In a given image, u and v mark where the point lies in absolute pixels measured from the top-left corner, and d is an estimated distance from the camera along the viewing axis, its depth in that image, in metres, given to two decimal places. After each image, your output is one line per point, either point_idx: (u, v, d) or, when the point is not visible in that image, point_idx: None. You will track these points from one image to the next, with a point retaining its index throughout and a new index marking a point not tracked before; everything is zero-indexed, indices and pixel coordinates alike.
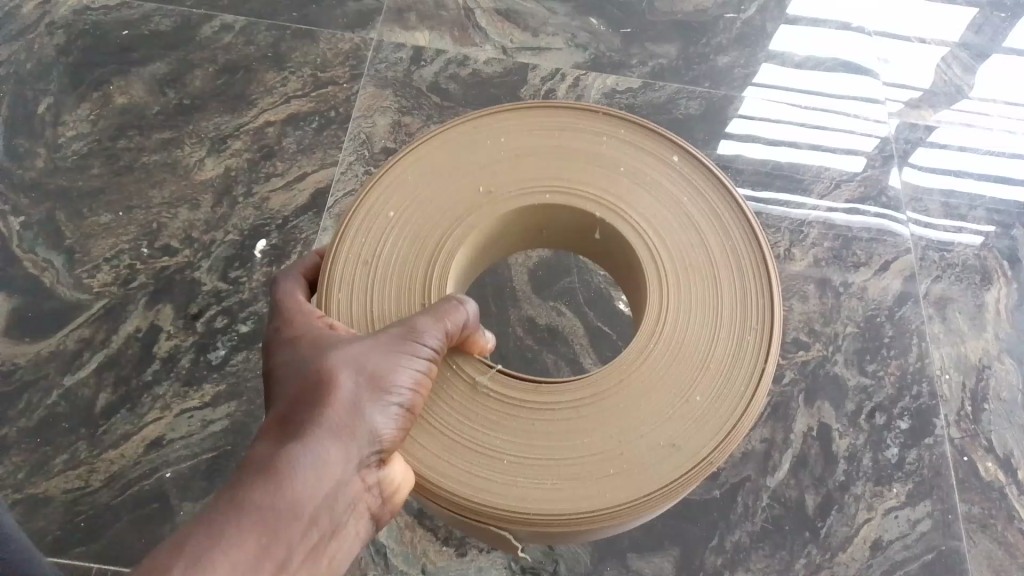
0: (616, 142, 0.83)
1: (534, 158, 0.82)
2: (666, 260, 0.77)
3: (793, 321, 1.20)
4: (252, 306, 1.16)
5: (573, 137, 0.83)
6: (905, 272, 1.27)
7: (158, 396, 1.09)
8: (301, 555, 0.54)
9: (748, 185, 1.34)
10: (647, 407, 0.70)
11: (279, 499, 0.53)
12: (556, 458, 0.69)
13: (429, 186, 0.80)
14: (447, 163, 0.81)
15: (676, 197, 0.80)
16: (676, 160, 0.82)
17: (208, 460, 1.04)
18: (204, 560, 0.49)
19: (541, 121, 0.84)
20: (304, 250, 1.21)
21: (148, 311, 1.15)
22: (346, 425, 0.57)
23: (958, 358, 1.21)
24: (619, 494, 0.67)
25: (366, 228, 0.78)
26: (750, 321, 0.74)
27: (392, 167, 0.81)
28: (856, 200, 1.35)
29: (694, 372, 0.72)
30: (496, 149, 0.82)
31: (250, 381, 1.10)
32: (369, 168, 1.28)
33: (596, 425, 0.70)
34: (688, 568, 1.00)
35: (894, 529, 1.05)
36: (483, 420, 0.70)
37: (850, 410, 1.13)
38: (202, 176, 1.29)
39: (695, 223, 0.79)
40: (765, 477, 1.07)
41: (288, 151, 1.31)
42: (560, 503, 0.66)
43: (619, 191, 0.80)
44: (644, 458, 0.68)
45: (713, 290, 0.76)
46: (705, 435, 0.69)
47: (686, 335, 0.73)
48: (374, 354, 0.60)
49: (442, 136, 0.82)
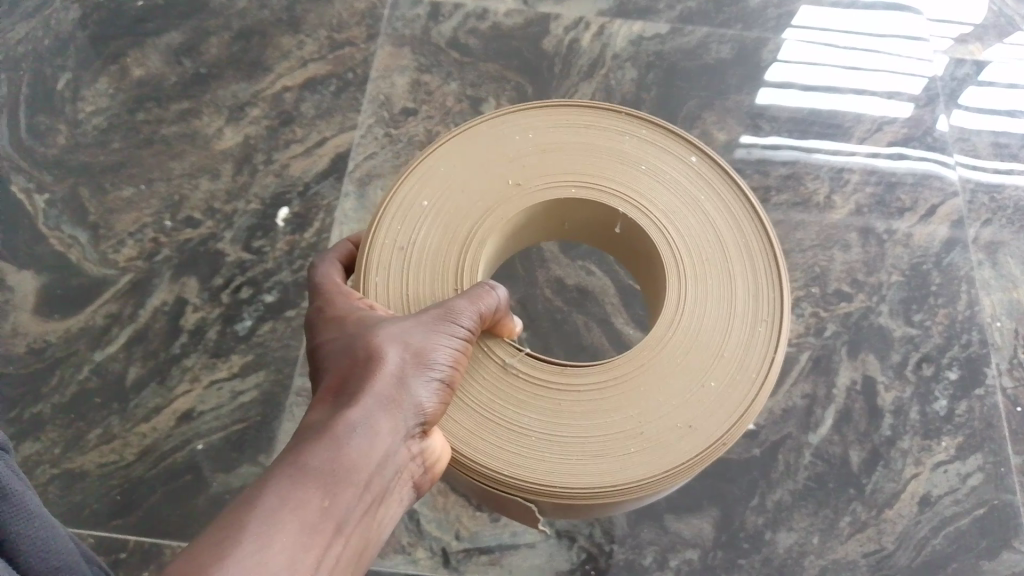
0: (638, 141, 0.78)
1: (559, 152, 0.77)
2: (683, 247, 0.73)
3: (835, 271, 1.15)
4: (276, 275, 1.14)
5: (596, 133, 0.78)
6: (952, 217, 1.21)
7: (187, 368, 1.09)
8: (359, 516, 0.55)
9: (784, 132, 1.28)
10: (665, 391, 0.67)
11: (336, 463, 0.54)
12: (580, 437, 0.66)
13: (461, 178, 0.76)
14: (477, 157, 0.77)
15: (693, 193, 0.76)
16: (693, 160, 0.77)
17: (238, 430, 1.04)
18: (274, 518, 0.50)
19: (567, 115, 0.79)
20: (326, 217, 1.19)
21: (173, 285, 1.15)
22: (392, 398, 0.57)
23: (1010, 305, 1.15)
24: (639, 472, 0.65)
25: (401, 218, 0.74)
26: (763, 312, 0.71)
27: (426, 156, 0.77)
28: (899, 143, 1.28)
29: (710, 358, 0.69)
30: (522, 143, 0.77)
31: (277, 351, 1.09)
32: (389, 130, 1.26)
33: (617, 406, 0.67)
34: (728, 529, 0.97)
35: (943, 484, 1.01)
36: (514, 399, 0.67)
37: (895, 361, 1.09)
38: (222, 146, 1.28)
39: (710, 217, 0.75)
40: (807, 433, 1.03)
41: (307, 117, 1.29)
42: (583, 478, 0.64)
43: (640, 188, 0.76)
44: (660, 439, 0.66)
45: (728, 279, 0.72)
46: (718, 419, 0.66)
47: (703, 321, 0.70)
48: (416, 331, 0.60)
49: (473, 127, 0.78)
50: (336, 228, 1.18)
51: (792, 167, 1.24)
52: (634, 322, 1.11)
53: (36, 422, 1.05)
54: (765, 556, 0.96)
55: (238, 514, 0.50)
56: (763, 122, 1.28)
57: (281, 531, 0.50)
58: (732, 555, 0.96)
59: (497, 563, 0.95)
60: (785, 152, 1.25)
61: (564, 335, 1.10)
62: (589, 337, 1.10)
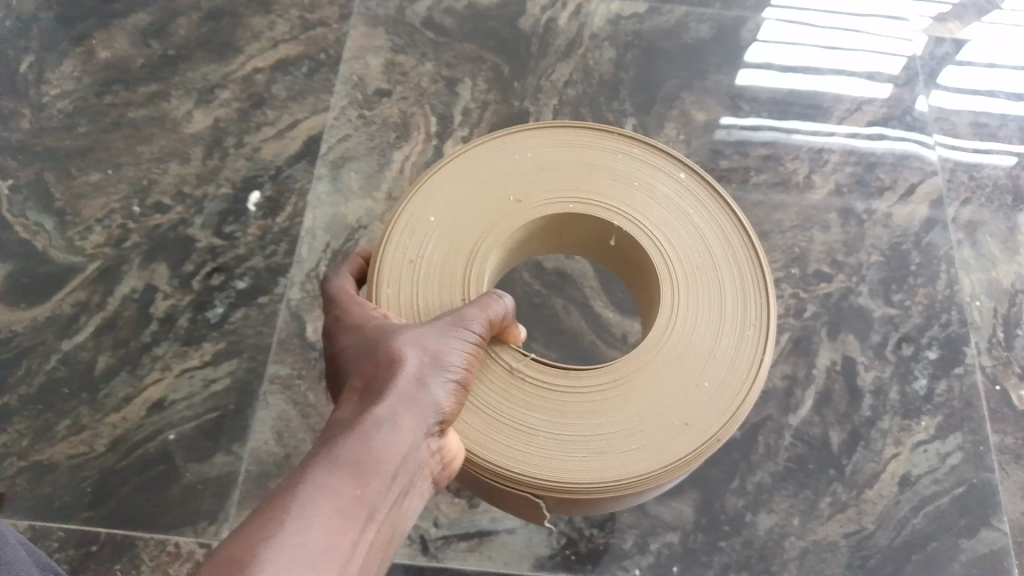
0: (630, 160, 0.82)
1: (557, 172, 0.81)
2: (675, 259, 0.78)
3: (815, 251, 1.14)
4: (248, 262, 1.12)
5: (592, 153, 0.82)
6: (931, 196, 1.21)
7: (158, 356, 1.06)
8: (388, 505, 0.59)
9: (764, 112, 1.27)
10: (662, 391, 0.72)
11: (366, 457, 0.58)
12: (585, 435, 0.71)
13: (465, 196, 0.80)
14: (480, 176, 0.81)
15: (683, 208, 0.80)
16: (681, 177, 0.82)
17: (211, 420, 1.02)
18: (314, 503, 0.54)
19: (562, 137, 0.83)
20: (300, 201, 1.16)
21: (143, 272, 1.12)
22: (413, 396, 0.61)
23: (989, 284, 1.15)
24: (641, 466, 0.69)
25: (410, 234, 0.78)
26: (750, 316, 0.76)
27: (432, 176, 0.81)
28: (879, 122, 1.27)
29: (702, 360, 0.74)
30: (521, 164, 0.81)
31: (250, 338, 1.07)
32: (363, 112, 1.24)
33: (618, 406, 0.72)
34: (709, 512, 0.96)
35: (923, 464, 1.01)
36: (519, 402, 0.72)
37: (875, 341, 1.08)
38: (192, 129, 1.24)
39: (699, 230, 0.79)
40: (787, 414, 1.02)
41: (279, 98, 1.26)
42: (590, 473, 0.69)
43: (634, 204, 0.80)
44: (659, 435, 0.71)
45: (717, 288, 0.77)
46: (712, 416, 0.71)
47: (695, 327, 0.75)
48: (431, 336, 0.65)
49: (476, 148, 0.82)
50: (309, 213, 1.15)
51: (772, 147, 1.23)
52: (613, 306, 1.10)
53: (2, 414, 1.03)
54: (746, 538, 0.95)
55: (280, 499, 0.54)
56: (742, 102, 1.27)
57: (320, 515, 0.54)
58: (712, 538, 0.95)
59: (476, 550, 0.94)
60: (765, 133, 1.24)
61: (543, 320, 1.09)
62: (568, 321, 1.09)
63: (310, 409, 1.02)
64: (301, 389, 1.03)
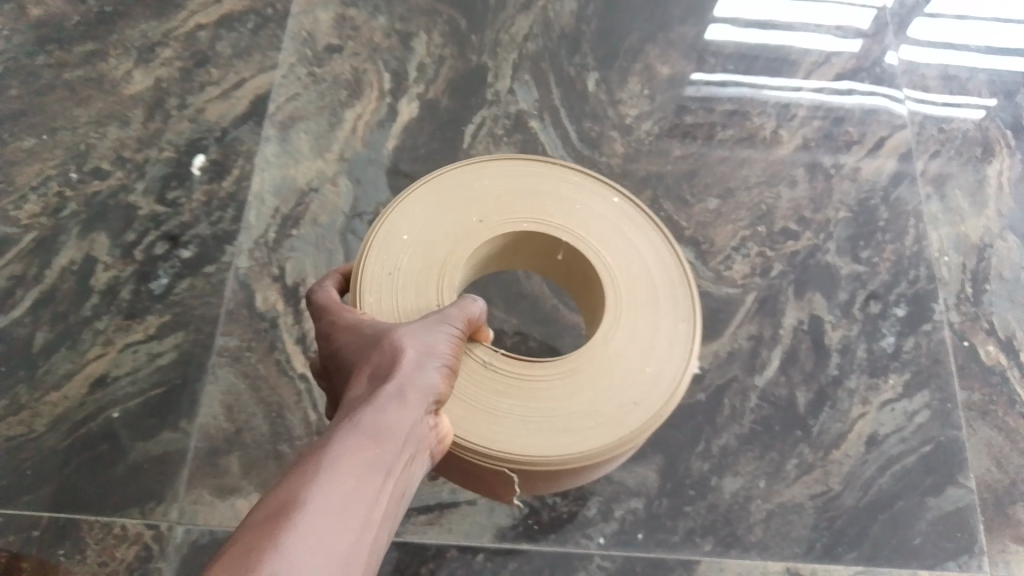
0: (576, 187, 0.80)
1: (514, 198, 0.79)
2: (617, 269, 0.77)
3: (782, 208, 1.11)
4: (193, 229, 1.07)
5: (546, 179, 0.80)
6: (900, 150, 1.18)
7: (100, 331, 1.01)
8: (400, 475, 0.60)
9: (730, 65, 1.23)
10: (613, 376, 0.73)
11: (378, 428, 0.59)
12: (547, 413, 0.71)
13: (433, 222, 0.77)
14: (448, 201, 0.78)
15: (621, 228, 0.79)
16: (617, 201, 0.80)
17: (157, 395, 0.98)
18: (335, 470, 0.55)
19: (520, 166, 0.81)
20: (247, 164, 1.11)
21: (82, 242, 1.06)
22: (414, 376, 0.63)
23: (958, 239, 1.13)
24: (600, 440, 0.70)
25: (381, 258, 0.75)
26: (682, 313, 0.76)
27: (403, 198, 0.78)
28: (847, 74, 1.24)
29: (647, 348, 0.74)
30: (483, 190, 0.79)
31: (196, 309, 1.02)
32: (312, 70, 1.18)
33: (573, 389, 0.72)
34: (673, 477, 0.94)
35: (889, 422, 1.00)
36: (488, 392, 0.71)
37: (842, 300, 1.06)
38: (131, 91, 1.17)
39: (637, 244, 0.78)
40: (753, 375, 1.00)
41: (224, 56, 1.19)
42: (553, 449, 0.69)
43: (582, 228, 0.78)
44: (613, 416, 0.71)
45: (653, 286, 0.77)
46: (657, 397, 0.72)
47: (637, 321, 0.75)
48: (423, 327, 0.66)
49: (440, 175, 0.79)
50: (257, 176, 1.10)
51: (738, 102, 1.20)
52: None
53: None
54: (711, 502, 0.93)
55: (302, 470, 0.55)
56: (708, 56, 1.23)
57: (342, 480, 0.55)
58: (677, 503, 0.93)
59: (436, 522, 0.91)
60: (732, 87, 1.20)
61: (503, 284, 1.05)
62: (529, 285, 1.05)
63: (260, 380, 0.98)
64: (251, 361, 0.99)
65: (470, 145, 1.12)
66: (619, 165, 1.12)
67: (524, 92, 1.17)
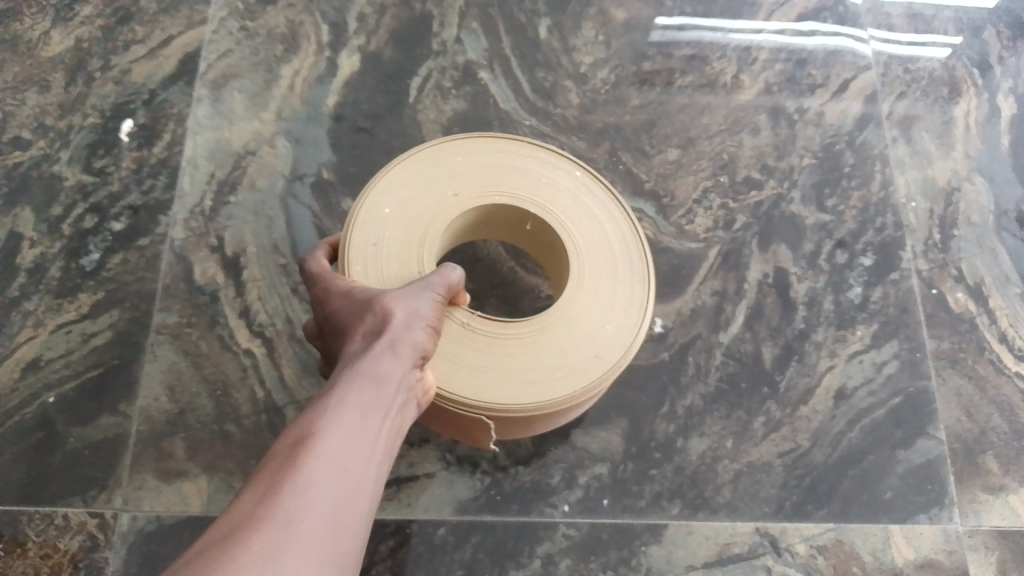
0: (536, 160, 0.86)
1: (479, 174, 0.85)
2: (577, 232, 0.83)
3: (745, 157, 1.07)
4: (124, 200, 1.00)
5: (505, 155, 0.86)
6: (865, 92, 1.14)
7: (29, 312, 0.95)
8: (394, 417, 0.66)
9: (688, 8, 1.17)
10: (576, 333, 0.79)
11: (372, 380, 0.65)
12: (520, 368, 0.77)
13: (406, 203, 0.82)
14: (417, 181, 0.83)
15: (580, 195, 0.85)
16: (576, 173, 0.86)
17: (94, 378, 0.92)
18: (337, 416, 0.61)
19: (481, 145, 0.86)
20: (178, 128, 1.04)
21: (3, 217, 0.99)
22: (401, 338, 0.69)
23: (925, 183, 1.10)
24: (567, 390, 0.77)
25: (363, 238, 0.80)
26: (637, 274, 0.83)
27: (377, 180, 0.82)
28: (809, 14, 1.19)
29: (607, 307, 0.81)
30: (451, 169, 0.84)
31: (131, 285, 0.96)
32: (245, 23, 1.10)
33: (542, 347, 0.78)
34: (638, 440, 0.91)
35: (858, 375, 0.97)
36: (466, 350, 0.77)
37: (808, 251, 1.03)
38: (49, 52, 1.08)
39: (593, 211, 0.85)
40: (718, 332, 0.97)
41: (148, 12, 1.11)
42: (531, 399, 0.76)
43: (544, 197, 0.84)
44: (578, 367, 0.78)
45: (609, 251, 0.83)
46: (617, 350, 0.79)
47: (597, 284, 0.81)
48: (408, 293, 0.72)
49: (409, 156, 0.84)
50: (189, 139, 1.03)
51: (696, 47, 1.14)
52: None
53: None
54: (678, 465, 0.91)
55: (309, 416, 0.61)
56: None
57: (344, 424, 0.61)
58: (643, 467, 0.90)
59: (394, 498, 0.87)
60: (690, 31, 1.15)
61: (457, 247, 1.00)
62: (485, 247, 1.00)
63: (203, 358, 0.93)
64: (192, 337, 0.94)
65: (417, 100, 1.06)
66: (575, 117, 1.07)
67: (472, 41, 1.10)
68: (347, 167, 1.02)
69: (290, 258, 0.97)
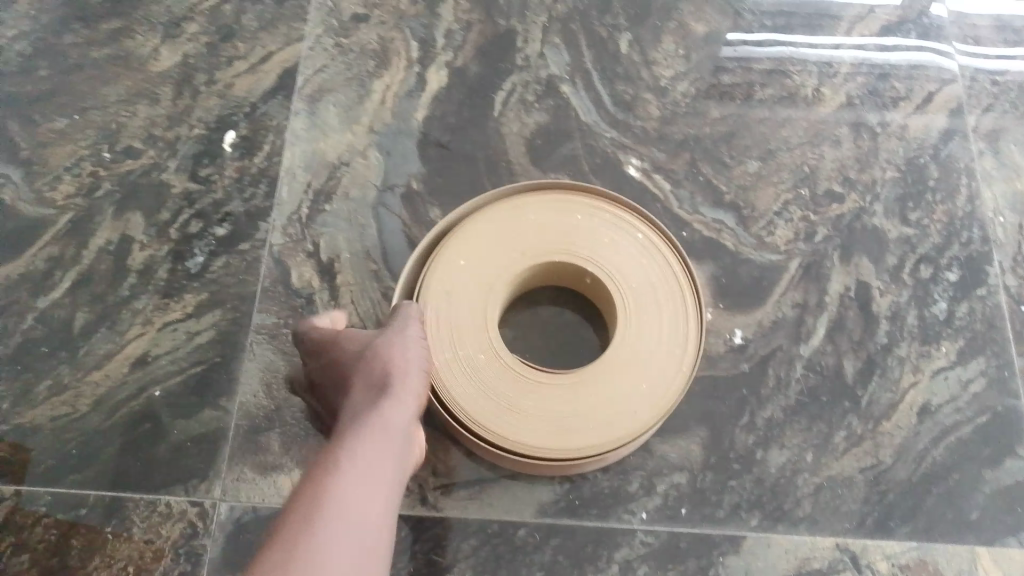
0: (603, 222, 0.96)
1: (549, 230, 0.96)
2: (630, 293, 0.93)
3: (826, 170, 1.07)
4: (226, 207, 1.06)
5: (574, 214, 0.96)
6: (950, 105, 1.13)
7: (138, 311, 1.02)
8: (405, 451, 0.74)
9: (769, 20, 1.17)
10: (616, 387, 0.89)
11: (379, 421, 0.73)
12: (560, 415, 0.88)
13: (482, 249, 0.94)
14: (494, 231, 0.95)
15: (639, 259, 0.94)
16: (639, 237, 0.95)
17: (198, 374, 0.98)
18: (350, 455, 0.68)
19: (553, 201, 0.96)
20: (277, 139, 1.10)
21: (117, 222, 1.06)
22: (405, 381, 0.78)
23: (1014, 198, 1.08)
24: (599, 439, 0.87)
25: (442, 281, 0.92)
26: (686, 340, 0.91)
27: (458, 230, 0.94)
28: (892, 25, 1.18)
29: (650, 365, 0.90)
30: (525, 224, 0.95)
31: (232, 287, 1.02)
32: (339, 39, 1.15)
33: (583, 396, 0.89)
34: (717, 450, 0.92)
35: (943, 391, 0.96)
36: (517, 393, 0.89)
37: (891, 264, 1.02)
38: (159, 67, 1.16)
39: (649, 273, 0.94)
40: (798, 344, 0.97)
41: (249, 29, 1.17)
42: (569, 447, 0.87)
43: (603, 256, 0.95)
44: (613, 422, 0.88)
45: (657, 313, 0.93)
46: (655, 411, 0.88)
47: (643, 342, 0.91)
48: (397, 340, 0.82)
49: (490, 209, 0.96)
50: (287, 150, 1.09)
51: (777, 58, 1.15)
52: None
53: None
54: (757, 475, 0.91)
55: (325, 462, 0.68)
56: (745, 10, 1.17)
57: (360, 460, 0.68)
58: (721, 477, 0.91)
59: (477, 498, 0.90)
60: (770, 43, 1.15)
61: None
62: None
63: (298, 358, 0.98)
64: (289, 338, 0.99)
65: (501, 113, 1.09)
66: (655, 129, 1.09)
67: (555, 56, 1.13)
68: (435, 178, 1.06)
69: (381, 265, 1.02)
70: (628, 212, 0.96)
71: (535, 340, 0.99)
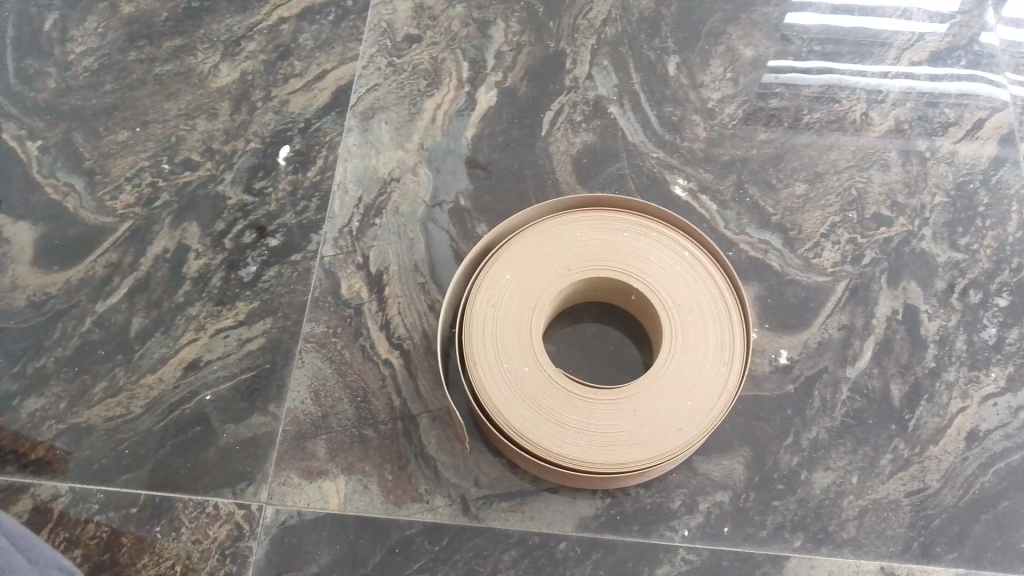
0: (649, 240, 0.97)
1: (595, 246, 0.96)
2: (673, 308, 0.94)
3: (873, 193, 1.07)
4: (279, 218, 1.09)
5: (621, 231, 0.97)
6: (1000, 132, 1.12)
7: (192, 317, 1.05)
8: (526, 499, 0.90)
9: (816, 45, 1.18)
10: (659, 404, 0.89)
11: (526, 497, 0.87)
12: (602, 429, 0.88)
13: (529, 263, 0.95)
14: (542, 247, 0.96)
15: (683, 277, 0.95)
16: (686, 255, 0.96)
17: (247, 380, 1.01)
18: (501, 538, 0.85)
19: (600, 219, 0.98)
20: (330, 155, 1.13)
21: (174, 231, 1.10)
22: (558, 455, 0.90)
23: None
24: (641, 456, 0.87)
25: (489, 293, 0.93)
26: (731, 359, 0.91)
27: (507, 244, 0.96)
28: (942, 52, 1.18)
29: (694, 383, 0.90)
30: (572, 240, 0.97)
31: (283, 297, 1.05)
32: (392, 59, 1.19)
33: (627, 412, 0.89)
34: (761, 470, 0.92)
35: (992, 418, 0.95)
36: (563, 406, 0.89)
37: (939, 288, 1.01)
38: (218, 83, 1.20)
39: (694, 292, 0.94)
40: (844, 366, 0.97)
41: (306, 49, 1.21)
42: (611, 462, 0.87)
43: (648, 274, 0.95)
44: (654, 439, 0.87)
45: (702, 331, 0.92)
46: (699, 431, 0.88)
47: (686, 361, 0.91)
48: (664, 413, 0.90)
49: (539, 226, 0.97)
50: (340, 165, 1.12)
51: (824, 84, 1.15)
52: None
53: (40, 377, 1.03)
54: (801, 497, 0.91)
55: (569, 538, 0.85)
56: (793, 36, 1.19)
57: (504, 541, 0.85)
58: (764, 497, 0.91)
59: (518, 510, 0.92)
60: (818, 68, 1.16)
61: None
62: None
63: (345, 366, 1.00)
64: (336, 347, 1.01)
65: (549, 133, 1.12)
66: (701, 149, 1.10)
67: (603, 77, 1.15)
68: (482, 194, 1.08)
69: (429, 277, 1.04)
70: (675, 232, 0.97)
71: (578, 357, 1.00)
